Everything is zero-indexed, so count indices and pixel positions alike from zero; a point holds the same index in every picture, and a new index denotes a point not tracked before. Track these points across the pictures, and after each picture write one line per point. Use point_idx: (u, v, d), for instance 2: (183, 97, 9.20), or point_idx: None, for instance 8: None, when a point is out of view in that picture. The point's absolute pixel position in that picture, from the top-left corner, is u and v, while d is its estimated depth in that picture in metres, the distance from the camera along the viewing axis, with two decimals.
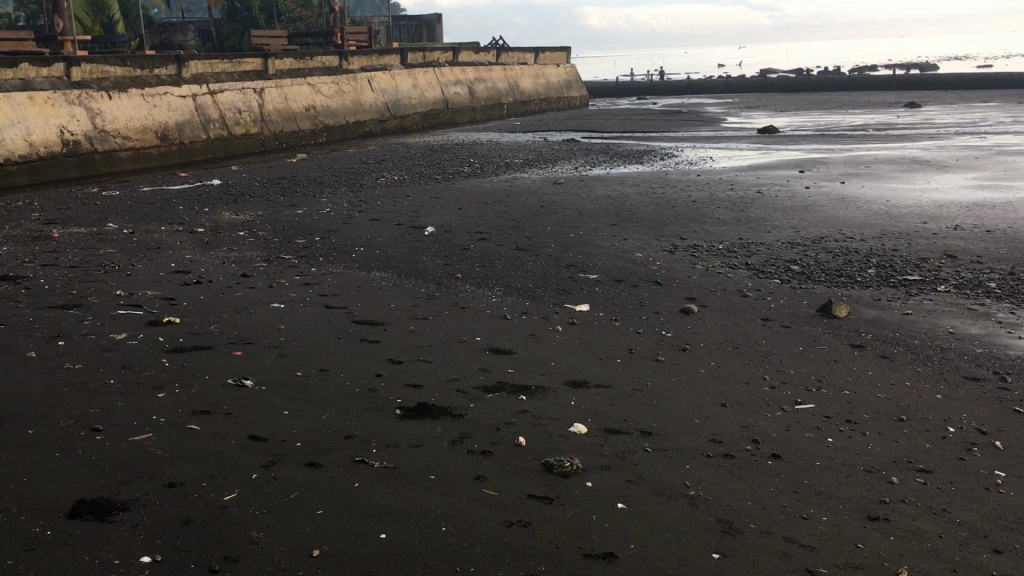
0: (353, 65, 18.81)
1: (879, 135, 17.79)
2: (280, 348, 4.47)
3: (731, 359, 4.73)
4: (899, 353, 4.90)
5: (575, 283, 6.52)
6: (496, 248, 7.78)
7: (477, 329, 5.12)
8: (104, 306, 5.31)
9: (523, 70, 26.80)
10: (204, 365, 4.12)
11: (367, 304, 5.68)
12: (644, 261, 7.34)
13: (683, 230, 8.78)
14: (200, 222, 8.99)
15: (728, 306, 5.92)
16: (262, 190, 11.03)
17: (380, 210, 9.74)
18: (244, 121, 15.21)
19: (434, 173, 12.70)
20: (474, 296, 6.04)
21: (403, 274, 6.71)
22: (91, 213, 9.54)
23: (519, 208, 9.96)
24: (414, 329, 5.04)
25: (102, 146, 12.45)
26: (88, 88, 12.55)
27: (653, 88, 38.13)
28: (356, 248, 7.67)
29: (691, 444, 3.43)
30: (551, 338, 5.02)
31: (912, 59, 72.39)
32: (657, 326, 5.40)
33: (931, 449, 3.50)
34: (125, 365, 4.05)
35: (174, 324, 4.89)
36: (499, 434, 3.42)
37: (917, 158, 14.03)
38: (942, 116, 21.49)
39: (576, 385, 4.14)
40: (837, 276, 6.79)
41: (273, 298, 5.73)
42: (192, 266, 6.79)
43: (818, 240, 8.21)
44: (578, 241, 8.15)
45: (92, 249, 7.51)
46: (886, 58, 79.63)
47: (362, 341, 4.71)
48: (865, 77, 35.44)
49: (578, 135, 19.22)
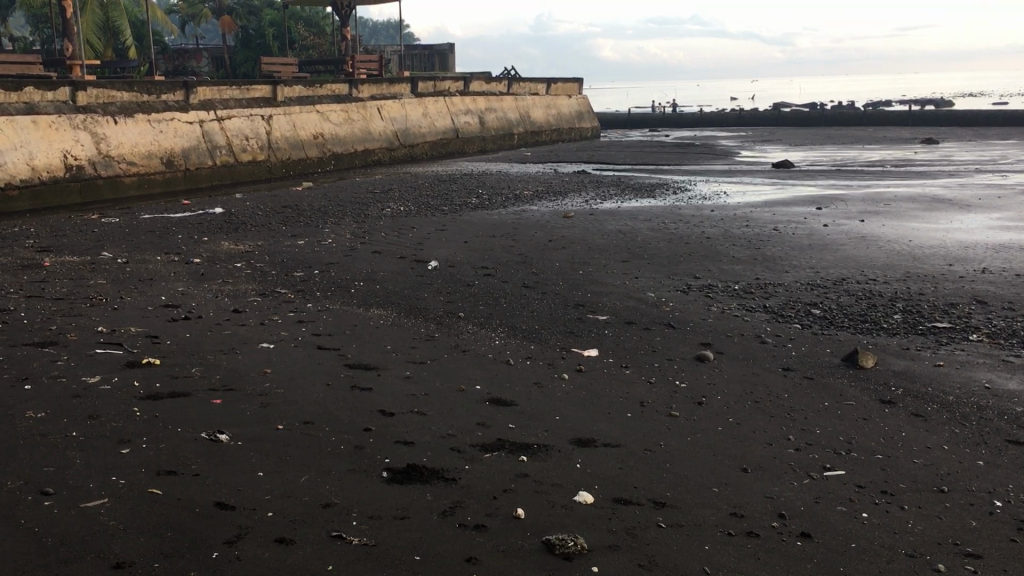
0: (363, 93, 18.62)
1: (896, 171, 17.47)
2: (263, 397, 4.14)
3: (752, 414, 4.37)
4: (934, 411, 4.54)
5: (584, 324, 6.18)
6: (501, 285, 7.47)
7: (478, 376, 4.78)
8: (82, 344, 4.99)
9: (535, 100, 26.62)
10: (178, 414, 3.80)
11: (362, 345, 5.35)
12: (656, 301, 7.01)
13: (697, 268, 8.45)
14: (198, 251, 8.72)
15: (746, 354, 5.57)
16: (264, 220, 10.77)
17: (385, 242, 9.44)
18: (251, 149, 15.00)
19: (441, 204, 12.42)
20: (476, 337, 5.71)
21: (404, 312, 6.39)
22: (87, 240, 9.29)
23: (527, 242, 9.65)
24: (410, 376, 4.71)
25: (106, 171, 12.25)
26: (94, 113, 12.32)
27: (665, 120, 37.99)
28: (356, 282, 7.36)
29: (709, 517, 3.09)
30: (557, 387, 4.67)
31: (922, 95, 72.42)
32: (671, 375, 5.05)
33: (978, 526, 3.16)
34: (91, 414, 3.72)
35: (153, 365, 4.57)
36: (495, 503, 3.08)
37: (938, 196, 13.68)
38: (960, 154, 21.16)
39: (582, 444, 3.79)
40: (861, 322, 6.44)
41: (263, 337, 5.40)
42: (183, 299, 6.49)
43: (839, 281, 7.87)
44: (587, 279, 7.82)
45: (82, 279, 7.22)
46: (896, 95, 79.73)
47: (352, 389, 4.38)
48: (880, 112, 35.14)
49: (590, 167, 18.98)
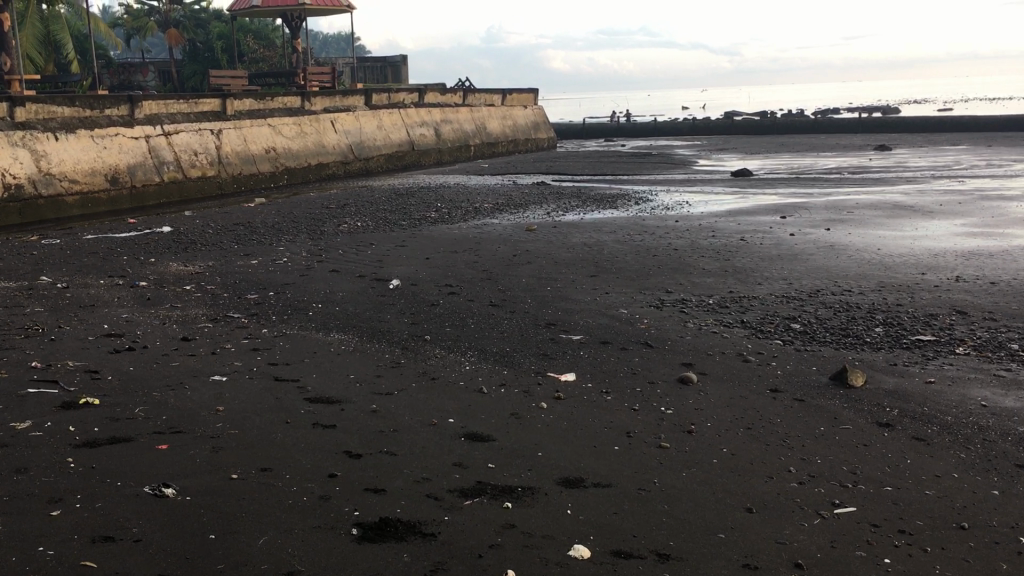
0: (315, 106, 18.14)
1: (854, 178, 17.48)
2: (214, 440, 3.73)
3: (747, 444, 4.08)
4: (935, 433, 4.30)
5: (557, 345, 5.86)
6: (468, 304, 7.12)
7: (451, 408, 4.42)
8: (12, 383, 4.53)
9: (490, 111, 26.35)
10: (119, 464, 3.38)
11: (322, 375, 4.96)
12: (631, 319, 6.72)
13: (668, 282, 8.20)
14: (144, 274, 8.23)
15: (731, 374, 5.30)
16: (215, 238, 10.29)
17: (343, 260, 9.04)
18: (200, 164, 14.47)
19: (399, 219, 12.05)
20: (445, 363, 5.35)
21: (366, 336, 6.00)
22: (25, 264, 8.75)
23: (491, 258, 9.33)
24: (377, 409, 4.34)
25: (47, 191, 11.66)
26: (33, 129, 11.72)
27: (620, 130, 38.00)
28: (313, 305, 6.95)
29: (719, 571, 2.79)
30: (536, 418, 4.34)
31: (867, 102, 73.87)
32: (655, 400, 4.74)
33: (1010, 568, 2.90)
34: (19, 468, 3.30)
35: (91, 406, 4.14)
36: (482, 563, 2.74)
37: (900, 203, 13.66)
38: (915, 160, 21.30)
39: (570, 484, 3.46)
40: (843, 337, 6.22)
41: (214, 369, 4.98)
42: (127, 327, 6.03)
43: (814, 293, 7.66)
44: (557, 295, 7.51)
45: (17, 307, 6.72)
46: (844, 101, 81.27)
47: (314, 427, 3.99)
48: (833, 120, 35.49)
49: (548, 178, 18.75)
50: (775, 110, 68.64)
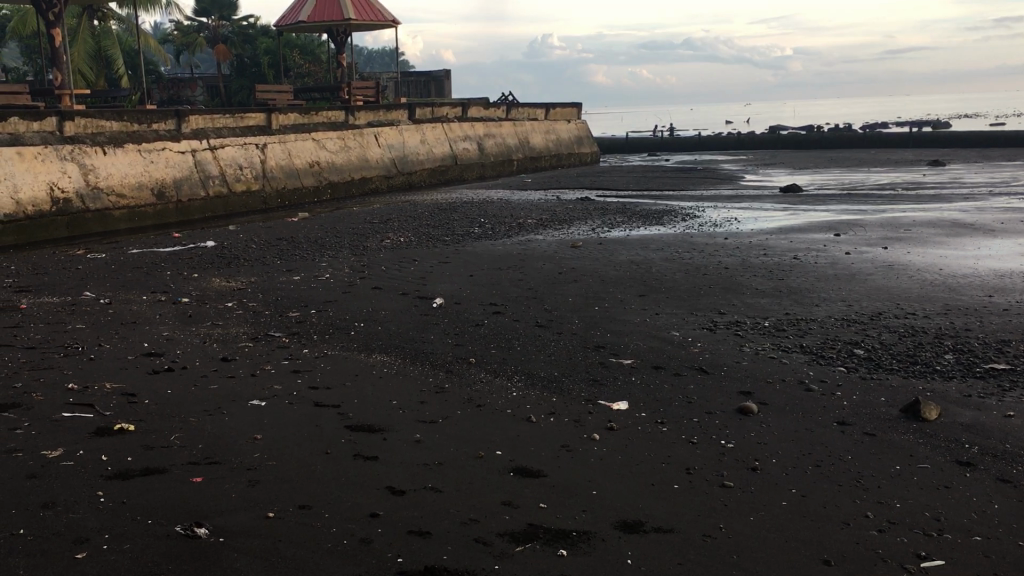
0: (360, 120, 18.10)
1: (909, 195, 16.96)
2: (250, 472, 3.54)
3: (817, 485, 3.79)
4: (1021, 474, 3.97)
5: (608, 371, 5.60)
6: (513, 324, 6.90)
7: (498, 439, 4.19)
8: (48, 406, 4.39)
9: (534, 125, 26.20)
10: (150, 499, 3.21)
11: (364, 400, 4.76)
12: (683, 342, 6.45)
13: (721, 302, 7.90)
14: (187, 289, 8.14)
15: (794, 405, 4.99)
16: (258, 253, 10.21)
17: (385, 276, 8.88)
18: (245, 178, 14.47)
19: (443, 234, 11.90)
20: (491, 389, 5.12)
21: (409, 358, 5.80)
22: (69, 278, 8.73)
23: (537, 275, 9.11)
24: (421, 439, 4.12)
25: (94, 205, 11.70)
26: (82, 143, 11.77)
27: (664, 143, 37.62)
28: (356, 324, 6.78)
29: None
30: (588, 451, 4.08)
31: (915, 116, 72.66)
32: (715, 433, 4.46)
33: None
34: (46, 502, 3.14)
35: (126, 433, 3.98)
36: None
37: (959, 220, 13.18)
38: (971, 176, 20.67)
39: (630, 529, 3.21)
40: (911, 364, 5.89)
41: (252, 392, 4.81)
42: (167, 347, 5.90)
43: (876, 315, 7.33)
44: (605, 316, 7.27)
45: (58, 324, 6.64)
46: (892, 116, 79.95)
47: (355, 458, 3.79)
48: (882, 135, 34.75)
49: (593, 193, 18.49)
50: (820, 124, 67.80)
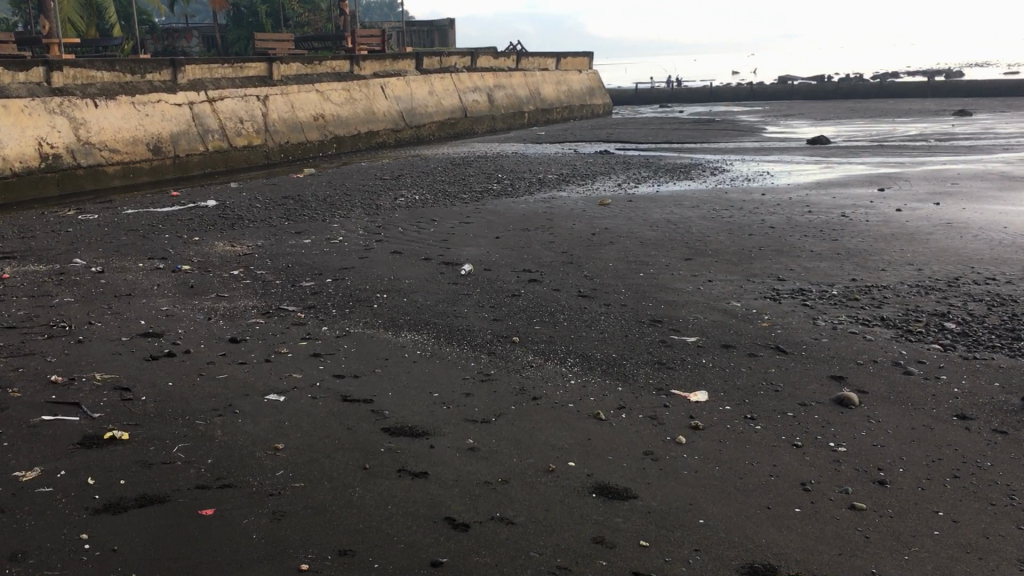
0: (365, 70, 17.21)
1: (944, 146, 16.11)
2: (276, 499, 2.85)
3: (969, 506, 3.09)
4: None
5: (673, 351, 4.89)
6: (554, 294, 6.18)
7: (568, 445, 3.49)
8: (25, 407, 3.69)
9: (544, 76, 25.23)
10: (150, 544, 2.52)
11: (399, 392, 4.06)
12: (749, 314, 5.73)
13: (777, 267, 7.16)
14: (187, 255, 7.39)
15: (900, 394, 4.28)
16: (263, 213, 9.45)
17: (404, 239, 8.13)
18: (246, 132, 13.63)
19: (460, 191, 11.13)
20: (544, 375, 4.41)
21: (443, 336, 5.09)
22: (59, 243, 7.98)
23: (568, 236, 8.36)
24: (475, 446, 3.41)
25: (86, 160, 10.88)
26: (71, 95, 10.97)
27: (676, 95, 36.49)
28: (378, 294, 6.05)
29: None
30: (677, 461, 3.38)
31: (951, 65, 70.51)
32: (819, 432, 3.76)
33: None
34: (15, 553, 2.46)
35: (121, 442, 3.29)
36: None
37: (1007, 173, 12.38)
38: (1004, 126, 19.74)
39: None
40: (1015, 340, 5.16)
41: (269, 384, 4.10)
42: (168, 324, 5.19)
43: (954, 282, 6.60)
44: (654, 283, 6.53)
45: (44, 297, 5.90)
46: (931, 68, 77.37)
47: (400, 475, 3.09)
48: (902, 83, 33.54)
49: (612, 146, 17.65)
50: (847, 74, 65.90)
